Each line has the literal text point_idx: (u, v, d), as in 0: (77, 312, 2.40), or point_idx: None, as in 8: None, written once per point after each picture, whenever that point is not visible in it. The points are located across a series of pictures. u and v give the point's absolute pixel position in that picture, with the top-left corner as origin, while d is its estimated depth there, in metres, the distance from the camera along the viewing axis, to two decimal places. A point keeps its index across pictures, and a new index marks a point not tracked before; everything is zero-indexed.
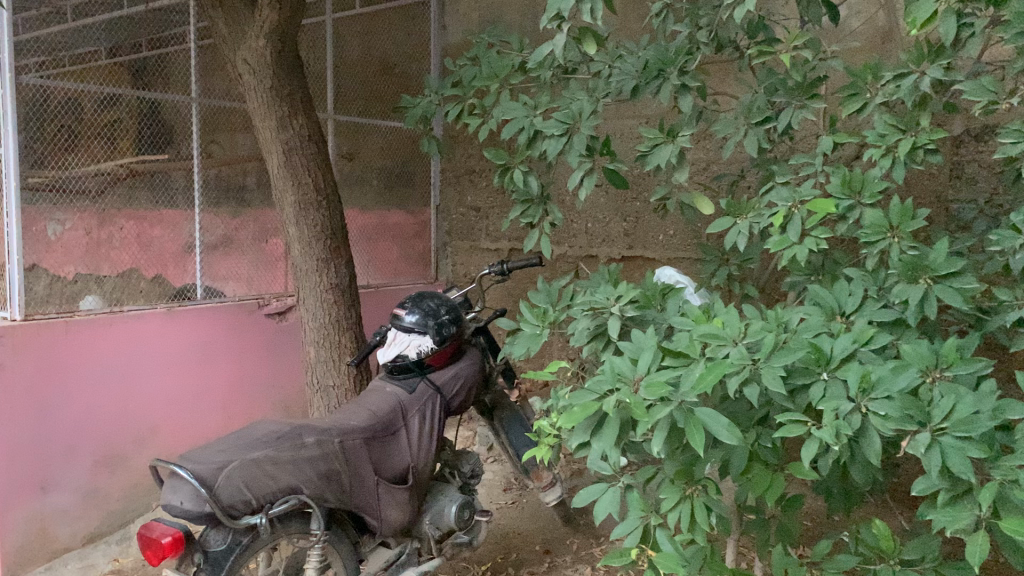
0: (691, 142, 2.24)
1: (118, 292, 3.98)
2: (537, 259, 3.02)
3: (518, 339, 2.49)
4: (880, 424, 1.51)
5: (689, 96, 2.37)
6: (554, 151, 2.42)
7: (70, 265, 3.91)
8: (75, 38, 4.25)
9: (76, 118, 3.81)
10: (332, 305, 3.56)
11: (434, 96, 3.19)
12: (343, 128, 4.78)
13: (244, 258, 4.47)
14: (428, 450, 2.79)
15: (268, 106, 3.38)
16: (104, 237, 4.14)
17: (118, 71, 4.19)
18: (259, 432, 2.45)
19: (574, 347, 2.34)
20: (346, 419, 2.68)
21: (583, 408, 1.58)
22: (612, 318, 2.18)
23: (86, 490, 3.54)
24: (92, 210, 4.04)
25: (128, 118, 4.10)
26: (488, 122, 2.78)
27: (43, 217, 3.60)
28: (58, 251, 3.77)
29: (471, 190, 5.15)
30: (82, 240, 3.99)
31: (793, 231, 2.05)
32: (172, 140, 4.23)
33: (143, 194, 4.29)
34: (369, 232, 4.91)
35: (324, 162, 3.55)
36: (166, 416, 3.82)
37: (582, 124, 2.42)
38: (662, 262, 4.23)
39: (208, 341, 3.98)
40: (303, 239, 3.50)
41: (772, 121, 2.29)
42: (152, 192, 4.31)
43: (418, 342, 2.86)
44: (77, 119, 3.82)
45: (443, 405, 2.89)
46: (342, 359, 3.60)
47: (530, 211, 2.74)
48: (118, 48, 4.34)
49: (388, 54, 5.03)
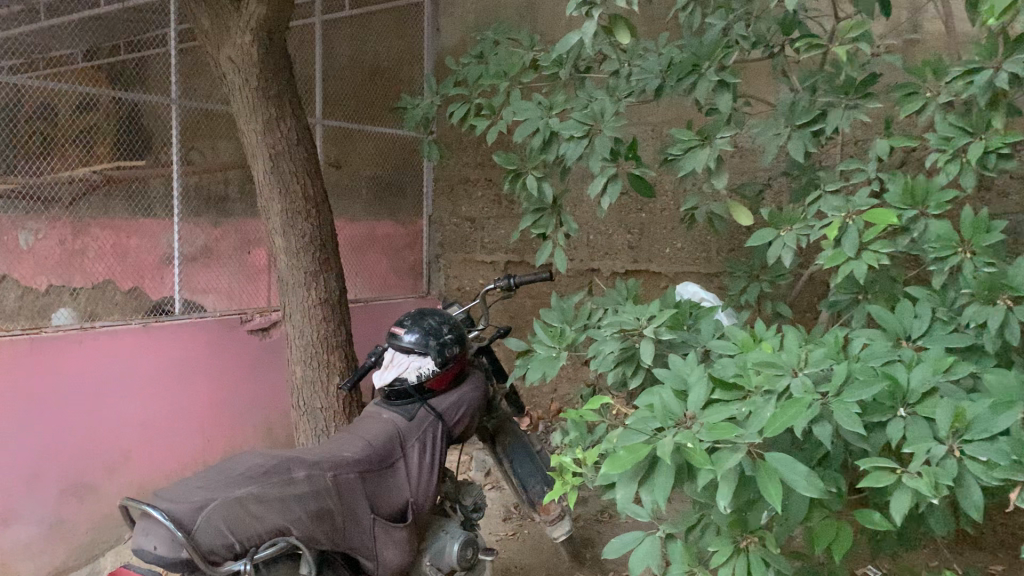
0: (730, 143, 2.02)
1: (92, 305, 3.72)
2: (548, 273, 2.78)
3: (533, 362, 2.23)
4: (985, 473, 1.30)
5: (729, 93, 2.15)
6: (574, 154, 2.19)
7: (46, 276, 3.92)
8: (48, 39, 3.97)
9: (50, 121, 3.89)
10: (321, 321, 3.31)
11: (435, 97, 2.95)
12: (333, 134, 4.53)
13: (224, 270, 4.22)
14: (428, 483, 2.53)
15: (253, 107, 3.13)
16: (79, 248, 3.97)
17: (93, 74, 4.00)
18: (243, 464, 2.19)
19: (595, 372, 2.10)
20: (340, 449, 2.43)
21: (631, 451, 1.34)
22: (644, 341, 1.94)
23: (52, 522, 3.25)
24: (67, 217, 3.94)
25: (106, 123, 3.99)
26: (498, 124, 2.53)
27: (16, 226, 3.74)
28: (31, 263, 3.88)
29: (466, 200, 4.93)
30: (57, 251, 3.93)
31: (849, 246, 1.82)
32: (149, 148, 4.03)
33: (119, 205, 4.11)
34: (358, 243, 4.65)
35: (312, 168, 3.30)
36: (140, 441, 3.55)
37: (604, 125, 2.19)
38: (668, 277, 4.02)
39: (186, 357, 3.72)
40: (290, 250, 3.25)
41: (818, 123, 2.08)
42: (131, 202, 4.11)
43: (418, 363, 2.61)
44: (50, 122, 3.90)
45: (445, 433, 2.64)
46: (332, 379, 3.34)
47: (543, 220, 2.52)
48: (96, 51, 4.20)
49: (379, 58, 4.80)
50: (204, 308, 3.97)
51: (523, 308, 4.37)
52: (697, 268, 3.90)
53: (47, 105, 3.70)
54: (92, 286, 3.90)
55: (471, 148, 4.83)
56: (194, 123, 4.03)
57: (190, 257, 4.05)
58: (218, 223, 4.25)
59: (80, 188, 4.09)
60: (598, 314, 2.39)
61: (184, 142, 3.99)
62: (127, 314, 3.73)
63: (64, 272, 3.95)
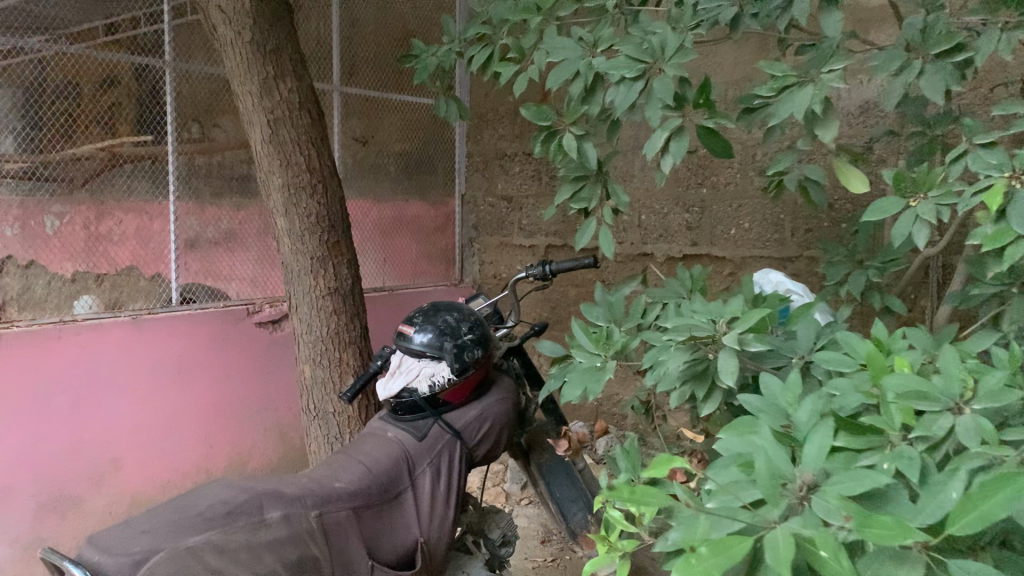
0: (845, 79, 1.45)
1: (117, 292, 3.47)
2: (594, 257, 2.22)
3: (571, 376, 1.70)
4: None
5: (838, 13, 1.63)
6: (625, 101, 1.65)
7: (71, 262, 3.59)
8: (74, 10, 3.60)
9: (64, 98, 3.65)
10: (331, 315, 2.78)
11: (456, 43, 2.43)
12: (356, 106, 4.03)
13: (247, 256, 3.73)
14: (444, 518, 2.03)
15: (247, 64, 2.60)
16: (103, 232, 3.58)
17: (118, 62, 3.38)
18: (204, 501, 1.72)
19: (656, 391, 1.57)
20: (332, 477, 1.96)
21: (721, 550, 0.82)
22: (723, 352, 1.38)
23: (28, 541, 2.81)
24: (90, 200, 3.61)
25: (126, 102, 3.70)
26: (529, 70, 2.00)
27: (38, 208, 3.52)
28: (57, 248, 3.58)
29: (501, 177, 4.41)
30: (81, 238, 3.55)
31: (1019, 218, 1.25)
32: (164, 128, 3.47)
33: (144, 183, 3.56)
34: (384, 225, 4.17)
35: (320, 136, 2.76)
36: (133, 448, 3.10)
37: (666, 62, 1.65)
38: (734, 263, 3.48)
39: (185, 355, 3.28)
40: (294, 232, 2.71)
41: (963, 51, 1.52)
42: (152, 182, 3.50)
43: (430, 369, 2.09)
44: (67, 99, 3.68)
45: (465, 455, 2.13)
46: (344, 382, 2.82)
47: (584, 192, 1.97)
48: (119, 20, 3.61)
49: (407, 20, 4.26)
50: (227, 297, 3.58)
51: (560, 295, 3.98)
52: (768, 252, 3.36)
53: (70, 84, 3.56)
54: (118, 272, 3.53)
55: (508, 118, 4.31)
56: (191, 94, 3.50)
57: (187, 245, 3.51)
58: (241, 205, 3.79)
59: (93, 167, 3.68)
60: (655, 311, 1.88)
61: (184, 114, 3.48)
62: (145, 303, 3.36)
63: (90, 257, 3.57)
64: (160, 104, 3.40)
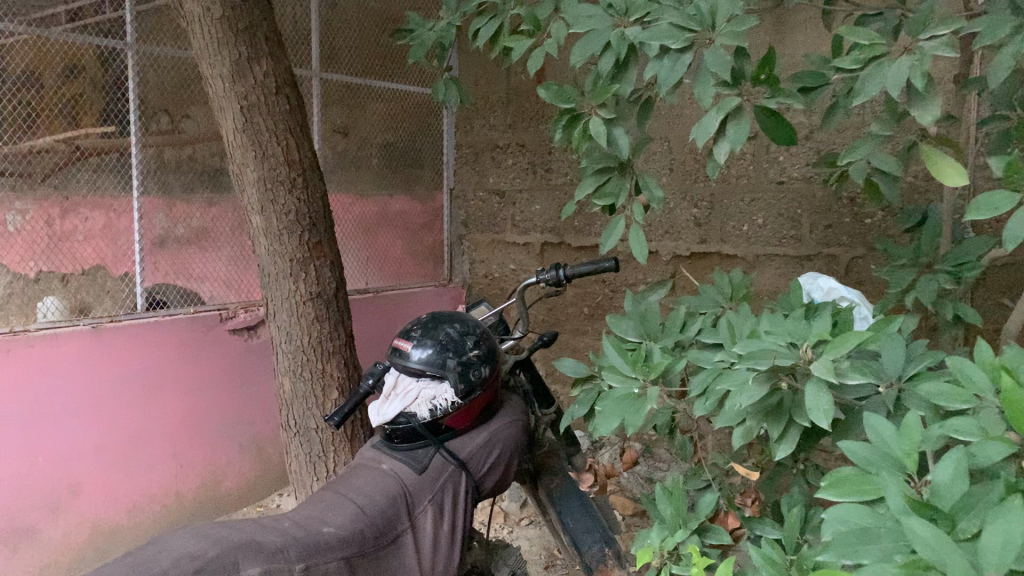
0: (950, 46, 1.20)
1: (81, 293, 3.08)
2: (616, 259, 1.95)
3: (605, 405, 1.42)
4: None
5: None
6: (669, 78, 1.38)
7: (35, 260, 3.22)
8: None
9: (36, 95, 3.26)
10: (314, 323, 2.49)
11: (455, 18, 2.15)
12: (337, 94, 3.73)
13: (222, 256, 3.38)
14: (448, 564, 1.74)
15: (217, 44, 2.30)
16: (69, 229, 3.21)
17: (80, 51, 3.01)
18: (167, 555, 1.39)
19: (717, 427, 1.29)
20: (321, 520, 1.65)
21: None
22: (812, 385, 1.11)
23: None
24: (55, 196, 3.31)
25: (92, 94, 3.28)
26: (547, 43, 1.72)
27: None
28: (19, 246, 3.21)
29: (493, 169, 4.14)
30: (42, 236, 3.20)
31: None
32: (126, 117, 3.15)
33: (112, 178, 3.18)
34: (368, 222, 3.88)
35: (300, 125, 2.46)
36: (93, 470, 2.79)
37: (718, 33, 1.37)
38: (747, 262, 3.22)
39: (152, 367, 2.93)
40: (271, 231, 2.42)
41: None
42: (118, 176, 3.15)
43: (431, 391, 1.81)
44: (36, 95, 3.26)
45: (472, 489, 1.84)
46: (328, 396, 2.53)
47: (610, 186, 1.70)
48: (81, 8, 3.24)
49: (392, 2, 3.95)
50: (199, 300, 3.24)
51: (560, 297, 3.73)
52: (784, 250, 3.11)
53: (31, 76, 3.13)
54: (82, 272, 3.12)
55: (500, 106, 4.04)
56: (156, 79, 3.18)
57: (156, 244, 3.18)
58: (212, 201, 3.43)
59: (56, 159, 3.35)
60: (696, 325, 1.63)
61: (149, 104, 3.16)
62: (107, 309, 2.97)
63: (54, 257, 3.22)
64: (123, 94, 3.07)
